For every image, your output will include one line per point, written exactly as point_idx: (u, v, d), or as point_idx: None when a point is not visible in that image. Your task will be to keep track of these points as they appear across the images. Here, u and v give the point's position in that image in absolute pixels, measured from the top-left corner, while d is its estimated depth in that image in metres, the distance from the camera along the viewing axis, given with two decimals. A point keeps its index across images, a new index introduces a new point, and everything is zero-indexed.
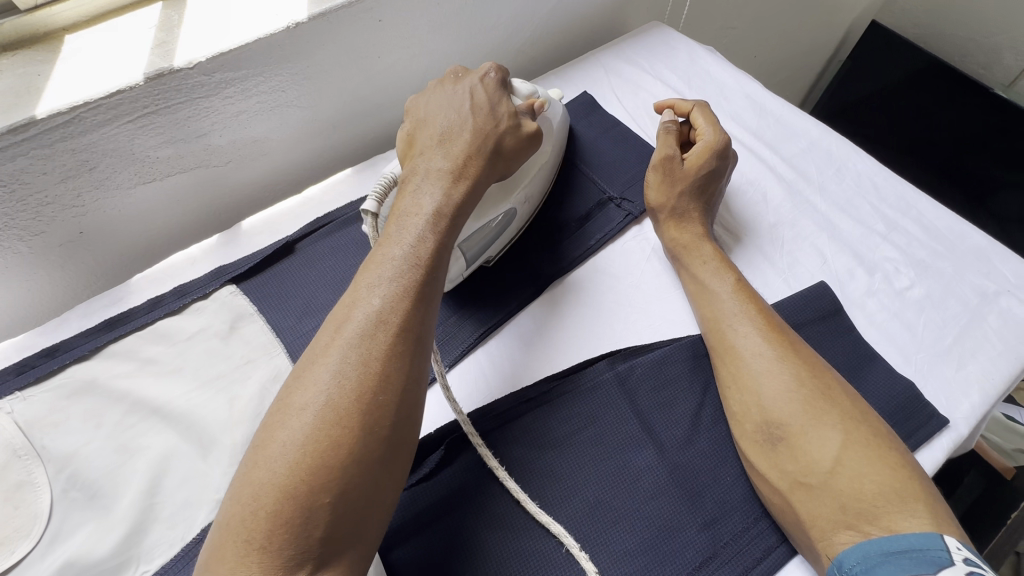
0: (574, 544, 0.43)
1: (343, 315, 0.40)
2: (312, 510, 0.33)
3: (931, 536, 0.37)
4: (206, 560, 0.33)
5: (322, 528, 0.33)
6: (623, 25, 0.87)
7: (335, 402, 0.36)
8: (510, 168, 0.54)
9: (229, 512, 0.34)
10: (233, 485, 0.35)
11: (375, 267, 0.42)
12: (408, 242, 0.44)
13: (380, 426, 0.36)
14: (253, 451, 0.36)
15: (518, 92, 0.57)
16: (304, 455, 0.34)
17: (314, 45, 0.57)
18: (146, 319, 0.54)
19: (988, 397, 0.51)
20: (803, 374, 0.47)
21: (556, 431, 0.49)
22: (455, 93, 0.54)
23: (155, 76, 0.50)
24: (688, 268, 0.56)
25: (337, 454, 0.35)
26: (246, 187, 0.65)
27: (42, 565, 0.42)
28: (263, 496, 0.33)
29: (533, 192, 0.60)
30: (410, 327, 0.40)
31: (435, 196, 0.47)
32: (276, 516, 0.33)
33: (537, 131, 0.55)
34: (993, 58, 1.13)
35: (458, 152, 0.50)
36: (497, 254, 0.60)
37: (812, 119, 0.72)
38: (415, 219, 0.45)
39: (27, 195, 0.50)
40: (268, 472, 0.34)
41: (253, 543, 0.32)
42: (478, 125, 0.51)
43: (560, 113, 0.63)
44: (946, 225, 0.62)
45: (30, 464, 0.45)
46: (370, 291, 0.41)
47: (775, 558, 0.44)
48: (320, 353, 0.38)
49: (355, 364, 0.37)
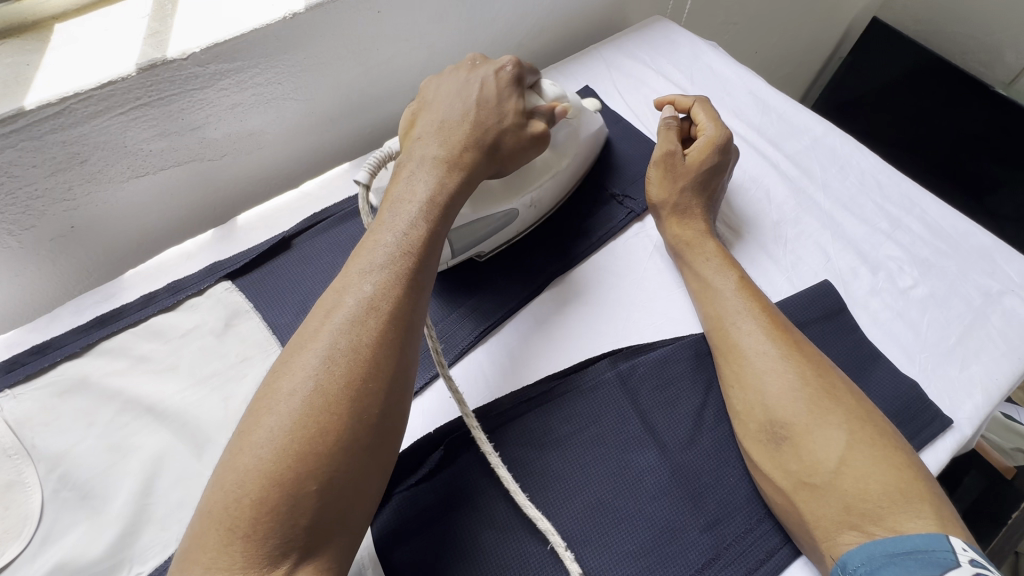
0: (558, 544, 0.41)
1: (332, 302, 0.39)
2: (297, 497, 0.32)
3: (937, 537, 0.37)
4: (185, 552, 0.32)
5: (308, 517, 0.32)
6: (624, 20, 0.86)
7: (324, 389, 0.35)
8: (510, 167, 0.53)
9: (211, 499, 0.33)
10: (215, 472, 0.34)
11: (366, 252, 0.42)
12: (401, 228, 0.43)
13: (368, 413, 0.35)
14: (236, 438, 0.35)
15: (544, 95, 0.56)
16: (293, 442, 0.33)
17: (311, 37, 0.56)
18: (138, 316, 0.53)
19: (991, 397, 0.51)
20: (808, 373, 0.46)
21: (557, 430, 0.48)
22: (465, 81, 0.53)
23: (148, 67, 0.49)
24: (690, 265, 0.56)
25: (326, 441, 0.34)
26: (241, 181, 0.64)
27: (31, 567, 0.41)
28: (248, 483, 0.32)
29: (544, 197, 0.59)
30: (399, 315, 0.39)
31: (429, 182, 0.46)
32: (261, 504, 0.32)
33: (543, 133, 0.53)
34: (993, 57, 1.12)
35: (455, 141, 0.49)
36: (491, 250, 0.59)
37: (815, 116, 0.71)
38: (409, 206, 0.45)
39: (16, 188, 0.48)
40: (253, 458, 0.33)
41: (236, 531, 0.31)
42: (480, 117, 0.50)
43: (596, 128, 0.63)
44: (950, 224, 0.62)
45: (21, 464, 0.44)
46: (361, 276, 0.40)
47: (778, 559, 0.44)
48: (309, 337, 0.37)
49: (344, 351, 0.36)
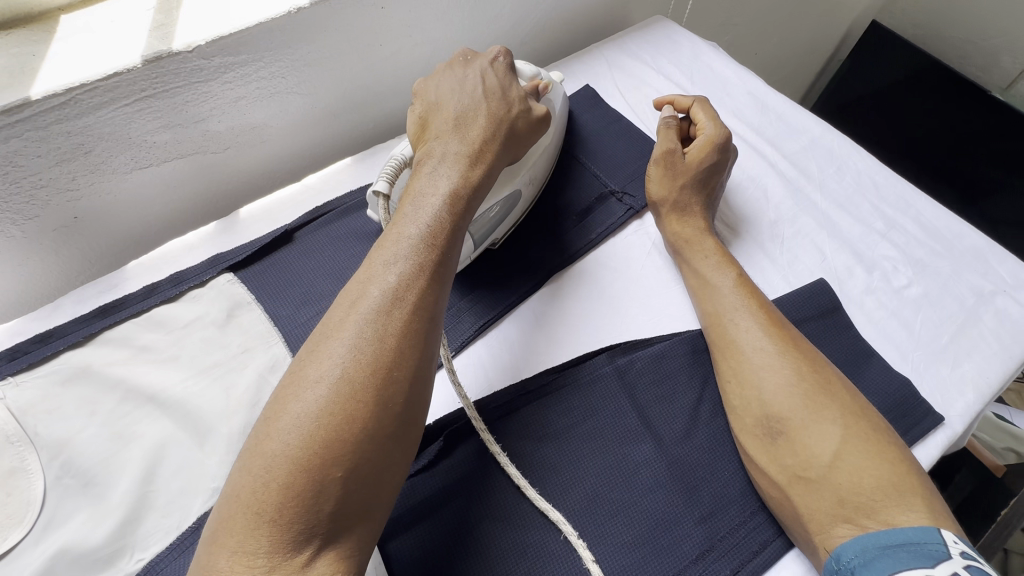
0: (571, 531, 0.43)
1: (357, 291, 0.39)
2: (324, 484, 0.33)
3: (929, 530, 0.38)
4: (212, 533, 0.33)
5: (331, 503, 0.33)
6: (626, 19, 0.87)
7: (351, 376, 0.35)
8: (522, 152, 0.54)
9: (238, 484, 0.33)
10: (242, 456, 0.35)
11: (390, 246, 0.42)
12: (424, 222, 0.43)
13: (393, 401, 0.36)
14: (264, 423, 0.35)
15: (523, 75, 0.58)
16: (319, 428, 0.34)
17: (316, 31, 0.56)
18: (140, 306, 0.53)
19: (982, 396, 0.52)
20: (803, 369, 0.47)
21: (553, 424, 0.49)
22: (465, 75, 0.54)
23: (154, 59, 0.49)
24: (688, 261, 0.56)
25: (352, 427, 0.34)
26: (244, 173, 0.64)
27: (34, 552, 0.41)
28: (275, 469, 0.33)
29: (536, 174, 0.60)
30: (424, 306, 0.40)
31: (451, 177, 0.47)
32: (288, 489, 0.32)
33: (546, 114, 0.55)
34: (991, 61, 1.13)
35: (474, 136, 0.50)
36: (502, 236, 0.60)
37: (813, 117, 0.72)
38: (432, 200, 0.45)
39: (20, 177, 0.49)
40: (280, 444, 0.33)
41: (263, 515, 0.32)
42: (493, 110, 0.51)
43: (561, 98, 0.63)
44: (945, 225, 0.63)
45: (23, 451, 0.44)
46: (385, 268, 0.40)
47: (770, 552, 0.45)
48: (335, 327, 0.38)
49: (371, 340, 0.37)
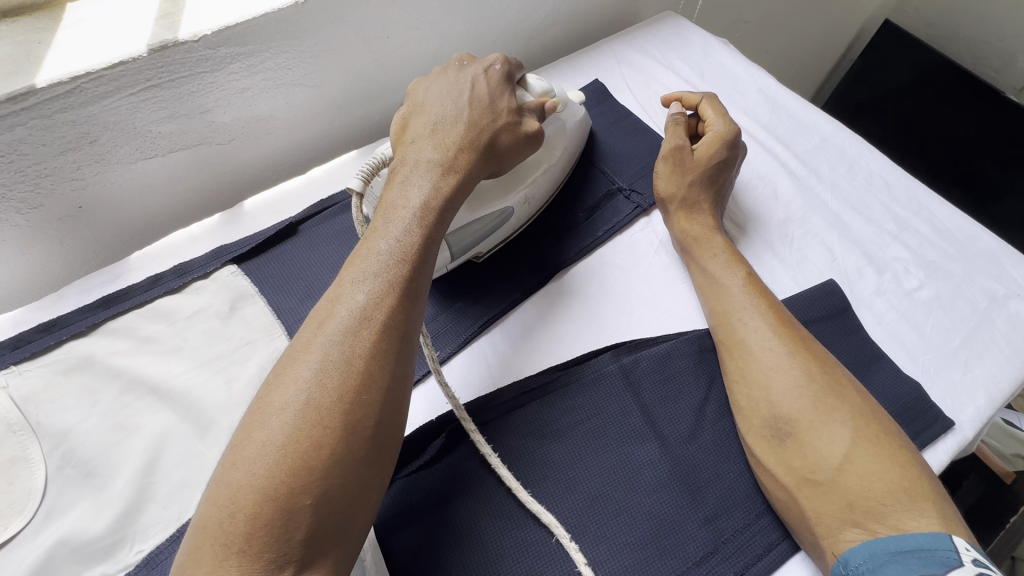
0: (563, 535, 0.42)
1: (326, 311, 0.39)
2: (292, 513, 0.32)
3: (939, 536, 0.37)
4: (182, 562, 0.32)
5: (304, 531, 0.32)
6: (637, 14, 0.86)
7: (316, 402, 0.35)
8: (507, 167, 0.53)
9: (204, 514, 0.33)
10: (209, 486, 0.34)
11: (360, 260, 0.42)
12: (394, 236, 0.43)
13: (363, 425, 0.35)
14: (230, 452, 0.35)
15: (531, 89, 0.57)
16: (284, 457, 0.33)
17: (320, 25, 0.56)
18: (143, 297, 0.53)
19: (993, 401, 0.51)
20: (815, 371, 0.46)
21: (558, 421, 0.48)
22: (455, 81, 0.54)
23: (159, 49, 0.49)
24: (698, 259, 0.56)
25: (320, 455, 0.34)
26: (248, 165, 0.64)
27: (34, 543, 0.41)
28: (242, 499, 0.32)
29: (536, 193, 0.59)
30: (393, 325, 0.39)
31: (423, 187, 0.46)
32: (256, 519, 0.32)
33: (537, 131, 0.54)
34: (1006, 62, 1.11)
35: (450, 144, 0.49)
36: (489, 250, 0.58)
37: (824, 115, 0.71)
38: (402, 212, 0.44)
39: (24, 165, 0.48)
40: (245, 474, 0.33)
41: (231, 546, 0.31)
42: (474, 116, 0.51)
43: (578, 116, 0.62)
44: (958, 226, 0.62)
45: (25, 440, 0.44)
46: (354, 286, 0.40)
47: (775, 555, 0.44)
48: (301, 350, 0.38)
49: (337, 363, 0.36)
